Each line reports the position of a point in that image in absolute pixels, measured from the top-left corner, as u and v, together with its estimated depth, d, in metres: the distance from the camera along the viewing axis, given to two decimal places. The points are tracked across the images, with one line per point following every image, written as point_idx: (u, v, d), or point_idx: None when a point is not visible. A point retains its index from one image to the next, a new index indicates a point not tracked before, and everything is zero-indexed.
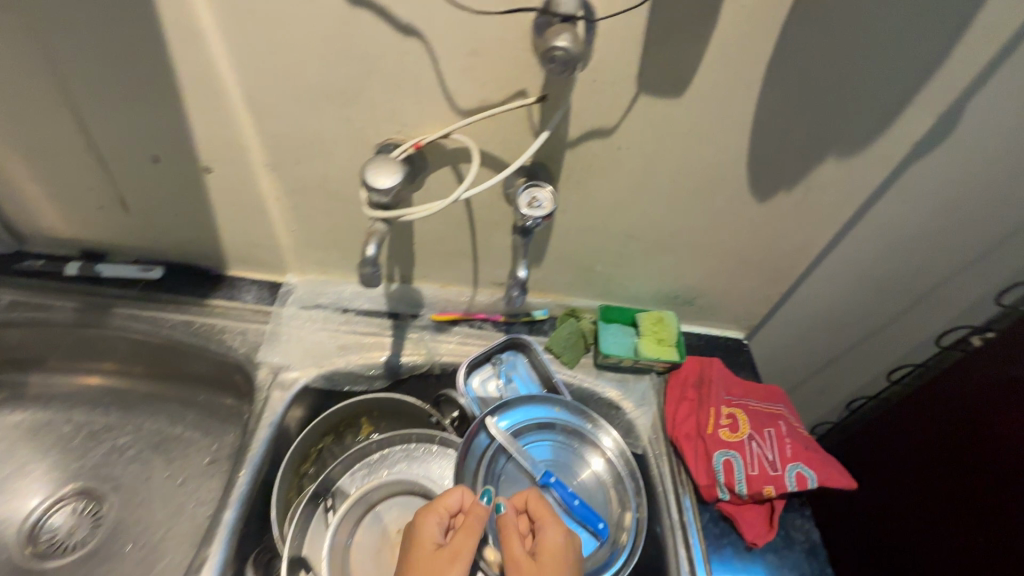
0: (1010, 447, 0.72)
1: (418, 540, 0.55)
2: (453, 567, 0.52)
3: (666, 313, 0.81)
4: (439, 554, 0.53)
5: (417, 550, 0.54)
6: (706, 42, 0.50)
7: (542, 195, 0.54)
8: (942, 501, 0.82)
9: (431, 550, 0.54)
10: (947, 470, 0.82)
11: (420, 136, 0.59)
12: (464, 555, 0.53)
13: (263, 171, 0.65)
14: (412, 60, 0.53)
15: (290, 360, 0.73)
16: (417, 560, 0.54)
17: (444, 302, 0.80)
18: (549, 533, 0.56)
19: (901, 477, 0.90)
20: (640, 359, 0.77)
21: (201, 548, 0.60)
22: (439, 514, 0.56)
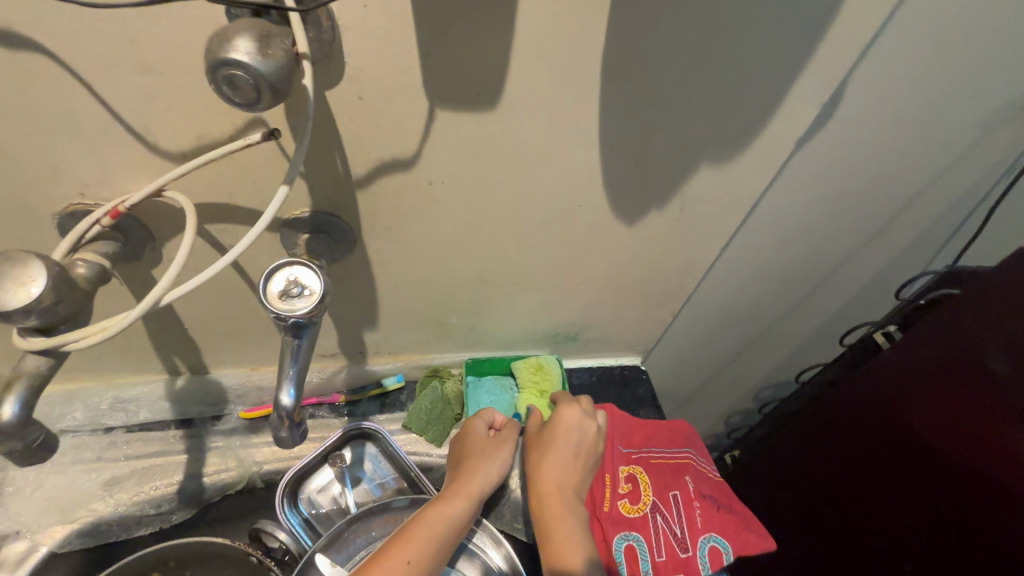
0: (952, 432, 0.59)
1: (468, 434, 0.58)
2: (500, 453, 0.56)
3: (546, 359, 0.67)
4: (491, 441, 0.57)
5: (468, 442, 0.57)
6: (505, 30, 0.34)
7: (306, 277, 0.36)
8: (852, 518, 0.74)
9: (483, 438, 0.58)
10: (855, 482, 0.73)
11: (124, 196, 0.39)
12: (511, 445, 0.58)
13: None
14: (49, 86, 0.32)
15: (21, 523, 0.52)
16: (467, 448, 0.56)
17: (258, 391, 0.60)
18: (572, 404, 0.59)
19: (811, 488, 0.82)
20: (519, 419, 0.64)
21: None
22: (486, 417, 0.60)
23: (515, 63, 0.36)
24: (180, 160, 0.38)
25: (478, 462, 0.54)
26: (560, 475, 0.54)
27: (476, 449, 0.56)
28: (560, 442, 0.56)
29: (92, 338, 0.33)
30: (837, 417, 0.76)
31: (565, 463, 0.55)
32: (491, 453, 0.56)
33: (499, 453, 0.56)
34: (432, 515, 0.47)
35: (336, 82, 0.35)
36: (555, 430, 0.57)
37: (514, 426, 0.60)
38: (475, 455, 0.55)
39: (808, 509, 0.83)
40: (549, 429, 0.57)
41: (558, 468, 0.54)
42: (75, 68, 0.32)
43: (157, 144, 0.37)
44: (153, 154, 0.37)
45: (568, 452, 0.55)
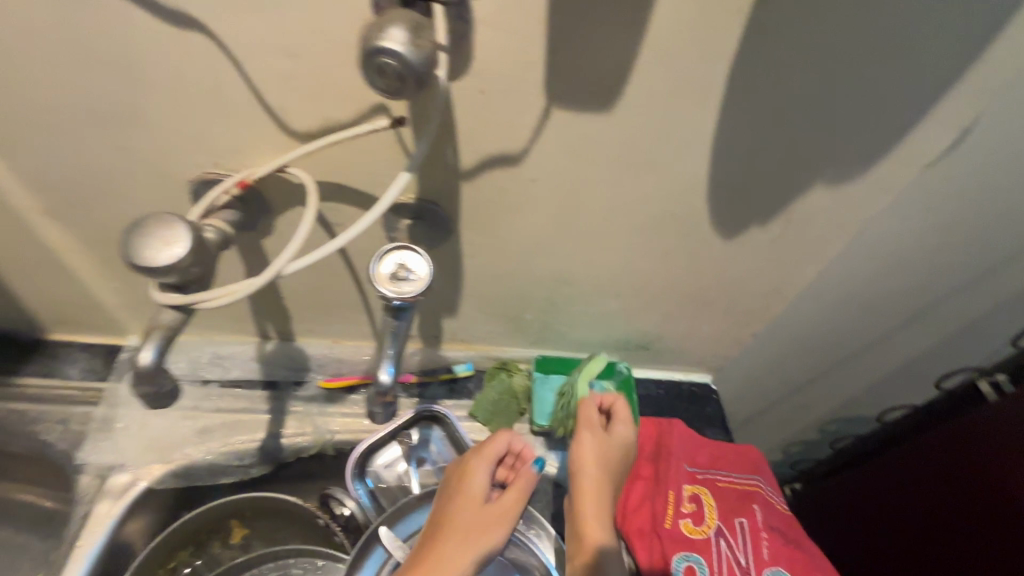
0: None
1: (466, 488, 0.50)
2: (494, 529, 0.49)
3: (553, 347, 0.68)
4: (483, 510, 0.50)
5: (464, 501, 0.50)
6: (635, 34, 0.34)
7: (412, 260, 0.37)
8: (924, 574, 0.68)
9: (475, 503, 0.50)
10: (935, 536, 0.67)
11: (249, 170, 0.42)
12: (503, 526, 0.50)
13: (45, 219, 0.46)
14: (203, 64, 0.35)
15: (124, 458, 0.56)
16: (457, 509, 0.49)
17: (339, 363, 0.63)
18: (625, 423, 0.58)
19: (881, 537, 0.76)
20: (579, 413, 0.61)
21: None
22: (489, 461, 0.53)
23: (640, 68, 0.36)
24: (305, 140, 0.40)
25: (466, 534, 0.48)
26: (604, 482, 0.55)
27: (467, 516, 0.49)
28: (609, 451, 0.56)
29: (221, 301, 0.35)
30: (922, 464, 0.71)
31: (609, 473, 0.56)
32: (488, 525, 0.50)
33: (493, 530, 0.49)
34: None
35: (461, 75, 0.36)
36: (607, 444, 0.56)
37: (521, 489, 0.53)
38: (467, 524, 0.48)
39: (873, 561, 0.77)
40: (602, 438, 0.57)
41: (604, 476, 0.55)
42: (229, 46, 0.34)
43: (288, 122, 0.39)
44: (282, 133, 0.39)
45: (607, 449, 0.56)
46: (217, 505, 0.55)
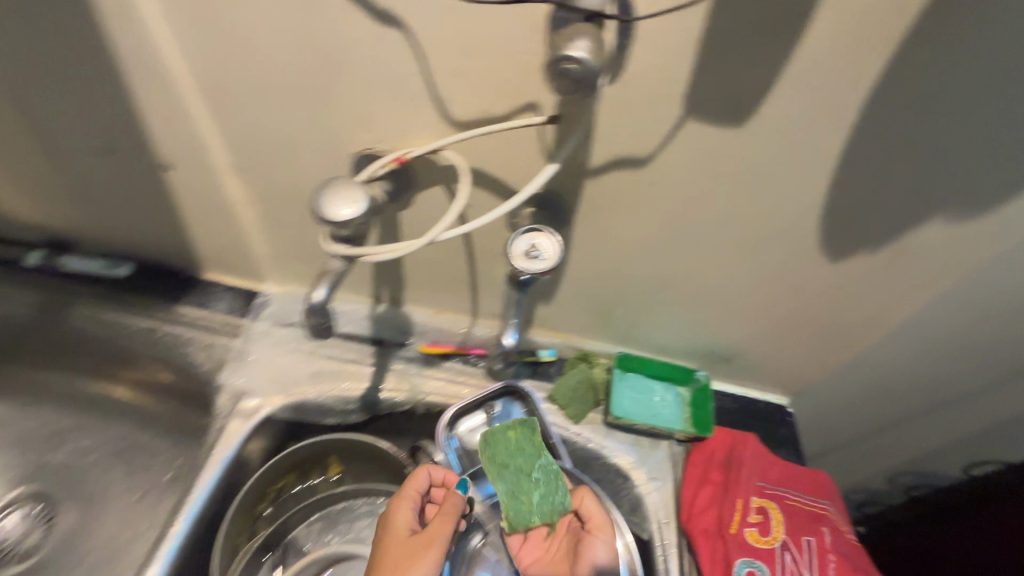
0: None
1: (394, 527, 0.53)
2: (427, 551, 0.51)
3: (489, 430, 0.61)
4: (412, 542, 0.52)
5: (398, 539, 0.52)
6: (780, 58, 0.37)
7: (544, 243, 0.42)
8: None
9: (402, 536, 0.53)
10: None
11: (405, 149, 0.48)
12: (434, 549, 0.51)
13: (229, 174, 0.55)
14: (392, 56, 0.41)
15: (253, 386, 0.64)
16: (393, 547, 0.52)
17: (437, 331, 0.70)
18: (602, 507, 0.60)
19: None
20: (566, 502, 0.59)
21: None
22: (412, 499, 0.55)
23: (778, 88, 0.39)
24: (460, 127, 0.45)
25: (409, 562, 0.50)
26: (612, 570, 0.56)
27: (401, 549, 0.51)
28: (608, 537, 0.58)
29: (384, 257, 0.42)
30: None
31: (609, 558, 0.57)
32: (421, 545, 0.51)
33: (429, 548, 0.51)
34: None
35: (611, 82, 0.40)
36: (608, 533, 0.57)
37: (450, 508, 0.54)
38: (404, 557, 0.50)
39: None
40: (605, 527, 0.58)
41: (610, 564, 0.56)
42: (418, 43, 0.40)
43: (449, 111, 0.44)
44: (441, 119, 0.45)
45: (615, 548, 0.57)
46: (324, 439, 0.62)
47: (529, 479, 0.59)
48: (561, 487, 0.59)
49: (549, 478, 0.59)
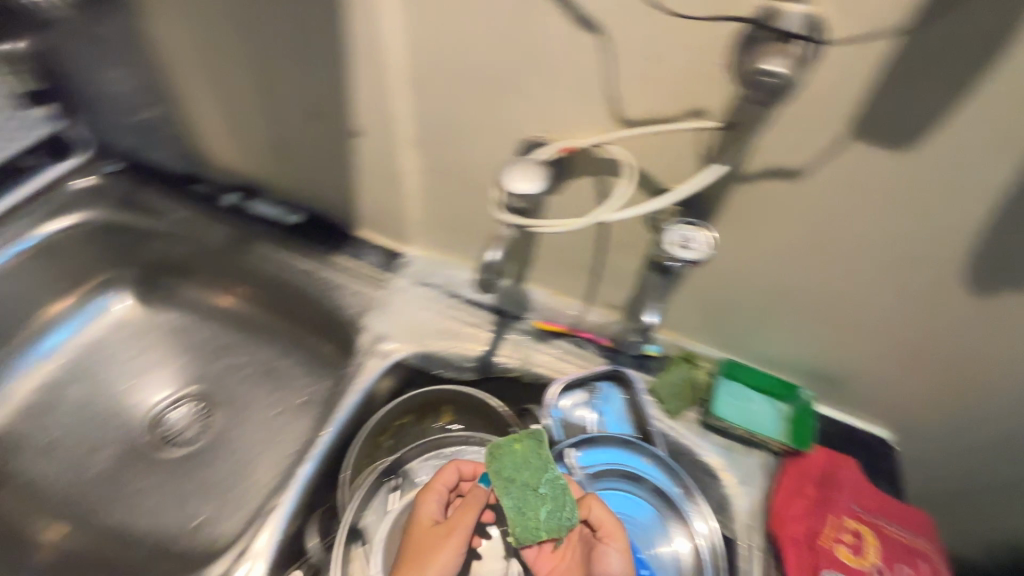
0: None
1: (422, 515, 0.58)
2: (448, 543, 0.55)
3: (494, 442, 0.60)
4: (436, 532, 0.56)
5: (424, 527, 0.57)
6: (962, 90, 0.39)
7: (698, 238, 0.46)
8: None
9: (428, 525, 0.57)
10: None
11: (572, 139, 0.53)
12: (454, 542, 0.55)
13: (406, 146, 0.64)
14: (584, 57, 0.47)
15: (391, 331, 0.74)
16: (420, 535, 0.57)
17: (552, 311, 0.76)
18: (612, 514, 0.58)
19: None
20: (574, 518, 0.56)
21: (274, 494, 0.62)
22: (438, 492, 0.59)
23: (956, 117, 0.40)
24: (627, 126, 0.50)
25: (432, 551, 0.55)
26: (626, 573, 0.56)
27: (426, 537, 0.56)
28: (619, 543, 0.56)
29: (552, 229, 0.50)
30: None
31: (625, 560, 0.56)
32: (443, 537, 0.56)
33: (449, 539, 0.56)
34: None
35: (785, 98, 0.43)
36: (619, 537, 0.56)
37: (468, 510, 0.57)
38: (427, 545, 0.56)
39: None
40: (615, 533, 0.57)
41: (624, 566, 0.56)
42: (611, 48, 0.46)
43: (621, 110, 0.50)
44: (611, 117, 0.50)
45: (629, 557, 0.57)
46: (444, 388, 0.71)
47: (537, 494, 0.57)
48: (569, 502, 0.56)
49: (557, 493, 0.57)
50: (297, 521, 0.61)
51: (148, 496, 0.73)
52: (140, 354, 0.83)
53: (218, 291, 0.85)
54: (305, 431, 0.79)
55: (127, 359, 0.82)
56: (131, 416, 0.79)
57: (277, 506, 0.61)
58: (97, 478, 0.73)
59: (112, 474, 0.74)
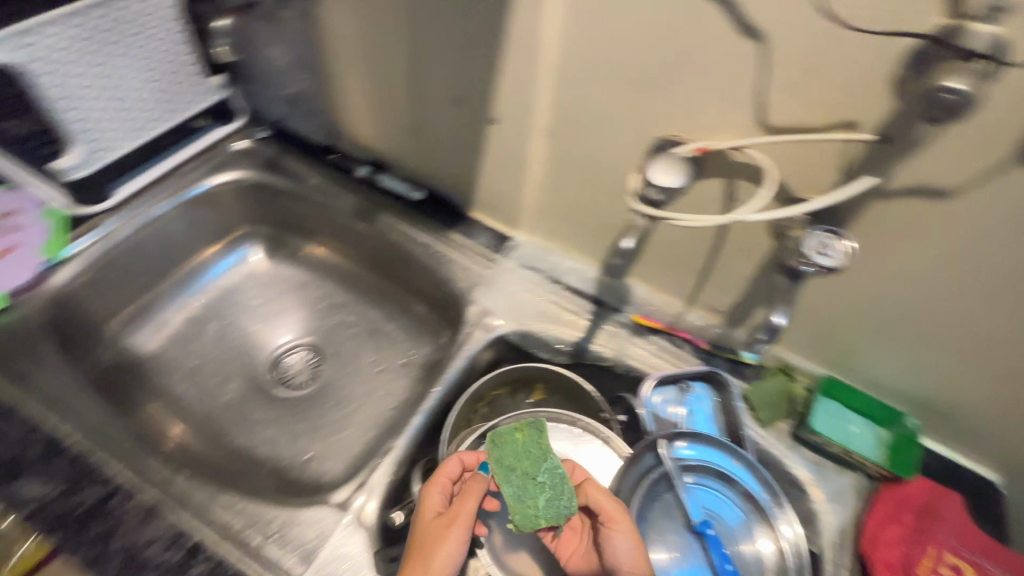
0: None
1: (426, 507, 0.57)
2: (452, 531, 0.54)
3: (496, 431, 0.63)
4: (440, 523, 0.55)
5: (428, 518, 0.56)
6: None
7: (836, 245, 0.47)
8: None
9: (432, 516, 0.56)
10: None
11: (710, 140, 0.55)
12: (458, 529, 0.54)
13: (539, 135, 0.68)
14: (741, 62, 0.49)
15: (496, 308, 0.78)
16: (423, 526, 0.56)
17: (651, 307, 0.78)
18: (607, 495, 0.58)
19: None
20: (571, 506, 0.58)
21: (389, 438, 0.66)
22: (442, 484, 0.58)
23: None
24: (769, 132, 0.52)
25: (434, 542, 0.54)
26: (634, 552, 0.56)
27: (429, 530, 0.55)
28: (624, 524, 0.57)
29: (687, 222, 0.52)
30: None
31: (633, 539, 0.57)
32: (444, 527, 0.55)
33: (450, 528, 0.55)
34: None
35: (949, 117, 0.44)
36: (620, 517, 0.57)
37: (468, 500, 0.56)
38: (430, 536, 0.55)
39: None
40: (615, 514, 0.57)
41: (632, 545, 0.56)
42: (771, 55, 0.47)
43: (768, 116, 0.51)
44: (755, 122, 0.52)
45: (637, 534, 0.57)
46: (541, 367, 0.76)
47: (536, 483, 0.60)
48: (567, 490, 0.59)
49: (555, 482, 0.60)
50: (403, 468, 0.64)
51: (269, 426, 0.82)
52: (267, 302, 0.93)
53: (340, 254, 0.95)
54: (405, 389, 0.87)
55: (256, 305, 0.92)
56: (256, 355, 0.88)
57: (392, 448, 0.65)
58: (228, 405, 0.83)
59: (240, 403, 0.83)
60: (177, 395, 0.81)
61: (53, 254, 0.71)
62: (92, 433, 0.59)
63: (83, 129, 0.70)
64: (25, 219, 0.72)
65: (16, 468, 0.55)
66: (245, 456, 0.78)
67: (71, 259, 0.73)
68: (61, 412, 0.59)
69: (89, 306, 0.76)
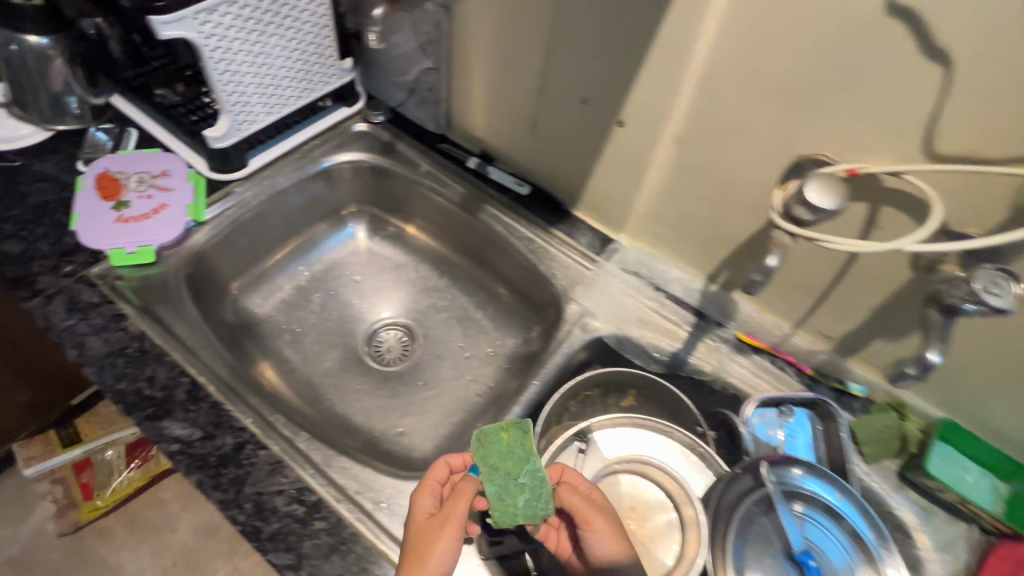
0: None
1: (416, 510, 0.55)
2: (443, 532, 0.52)
3: (480, 429, 0.60)
4: (430, 525, 0.53)
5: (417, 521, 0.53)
6: None
7: (1003, 284, 0.47)
8: None
9: (424, 515, 0.54)
10: None
11: (861, 163, 0.54)
12: (449, 528, 0.52)
13: (667, 141, 0.68)
14: (916, 86, 0.47)
15: (596, 310, 0.79)
16: (414, 528, 0.53)
17: (756, 326, 0.76)
18: (571, 490, 0.58)
19: None
20: (548, 508, 0.57)
21: None
22: (432, 487, 0.57)
23: None
24: (934, 160, 0.50)
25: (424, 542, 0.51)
26: (613, 539, 0.56)
27: (422, 530, 0.52)
28: (596, 517, 0.57)
29: (840, 245, 0.50)
30: None
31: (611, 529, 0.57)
32: (438, 527, 0.52)
33: (445, 526, 0.52)
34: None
35: None
36: (590, 512, 0.57)
37: (461, 500, 0.54)
38: (423, 536, 0.52)
39: None
40: (582, 508, 0.57)
41: (610, 534, 0.56)
42: (954, 82, 0.45)
43: (935, 144, 0.49)
44: (919, 149, 0.50)
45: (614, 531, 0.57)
46: (638, 374, 0.75)
47: (516, 487, 0.57)
48: (545, 494, 0.57)
49: (535, 484, 0.57)
50: None
51: (364, 396, 0.86)
52: (366, 278, 0.98)
53: (439, 239, 0.98)
54: (492, 376, 0.89)
55: (358, 281, 0.97)
56: (355, 328, 0.94)
57: None
58: (328, 371, 0.88)
59: (338, 372, 0.88)
60: (284, 357, 0.86)
61: (195, 217, 0.76)
62: (227, 385, 0.63)
63: (232, 102, 0.74)
64: (174, 181, 0.77)
65: (163, 409, 0.60)
66: (342, 421, 0.82)
67: (208, 223, 0.78)
68: (201, 363, 0.64)
69: (218, 266, 0.82)
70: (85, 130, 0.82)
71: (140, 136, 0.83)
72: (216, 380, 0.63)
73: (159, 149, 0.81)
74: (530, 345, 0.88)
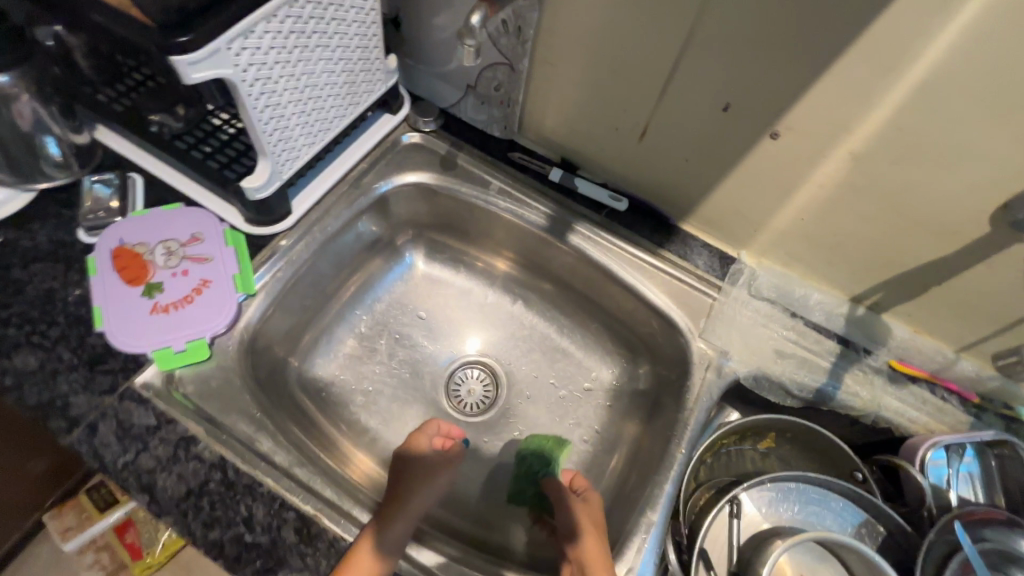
0: None
1: (413, 450, 0.62)
2: (444, 472, 0.61)
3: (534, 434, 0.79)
4: (429, 466, 0.61)
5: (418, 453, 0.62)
6: None
7: None
8: None
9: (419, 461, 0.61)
10: None
11: None
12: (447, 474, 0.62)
13: (838, 159, 0.55)
14: None
15: (729, 347, 0.69)
16: (413, 462, 0.61)
17: (913, 352, 0.67)
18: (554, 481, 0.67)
19: None
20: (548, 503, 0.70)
21: (647, 509, 0.60)
22: (425, 438, 0.64)
23: None
24: None
25: (428, 474, 0.60)
26: (579, 520, 0.60)
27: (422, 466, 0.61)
28: (565, 501, 0.63)
29: None
30: None
31: (580, 513, 0.61)
32: (436, 471, 0.61)
33: (446, 470, 0.62)
34: (421, 496, 0.57)
35: None
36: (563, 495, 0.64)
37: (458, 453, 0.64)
38: (421, 474, 0.60)
39: None
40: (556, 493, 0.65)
41: (577, 515, 0.61)
42: None
43: None
44: None
45: (585, 513, 0.61)
46: (787, 420, 0.66)
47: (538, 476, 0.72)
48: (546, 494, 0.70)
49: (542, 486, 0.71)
50: (661, 548, 0.59)
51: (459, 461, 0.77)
52: (433, 313, 0.84)
53: (511, 262, 0.83)
54: (596, 417, 0.79)
55: (424, 318, 0.84)
56: (429, 376, 0.81)
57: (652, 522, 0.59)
58: None
59: None
60: (361, 424, 0.75)
61: (246, 290, 0.62)
62: (339, 509, 0.53)
63: (274, 141, 0.57)
64: (208, 247, 0.62)
65: (274, 558, 0.49)
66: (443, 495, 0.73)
67: (260, 292, 0.63)
68: (302, 486, 0.53)
69: (274, 336, 0.68)
70: (76, 183, 0.64)
71: (149, 184, 0.65)
72: (327, 507, 0.52)
73: (180, 202, 0.64)
74: (638, 382, 0.78)
